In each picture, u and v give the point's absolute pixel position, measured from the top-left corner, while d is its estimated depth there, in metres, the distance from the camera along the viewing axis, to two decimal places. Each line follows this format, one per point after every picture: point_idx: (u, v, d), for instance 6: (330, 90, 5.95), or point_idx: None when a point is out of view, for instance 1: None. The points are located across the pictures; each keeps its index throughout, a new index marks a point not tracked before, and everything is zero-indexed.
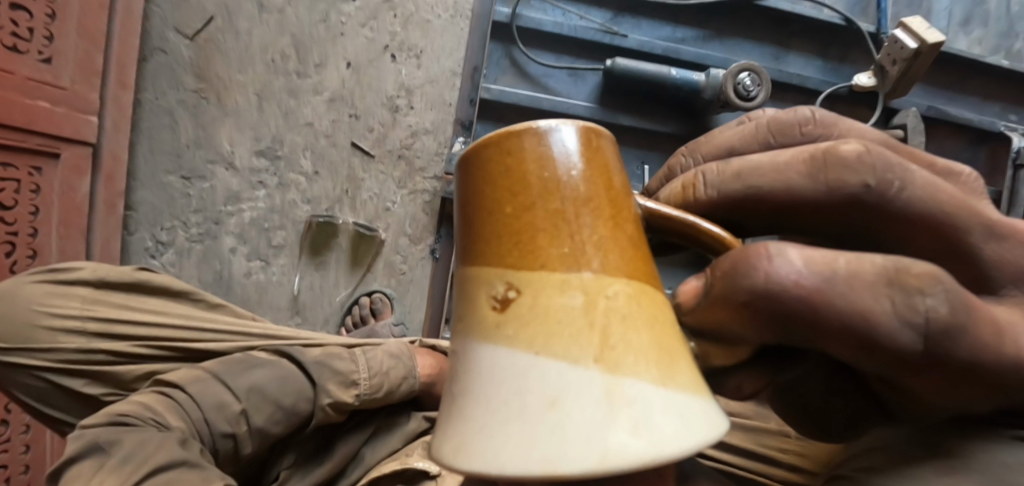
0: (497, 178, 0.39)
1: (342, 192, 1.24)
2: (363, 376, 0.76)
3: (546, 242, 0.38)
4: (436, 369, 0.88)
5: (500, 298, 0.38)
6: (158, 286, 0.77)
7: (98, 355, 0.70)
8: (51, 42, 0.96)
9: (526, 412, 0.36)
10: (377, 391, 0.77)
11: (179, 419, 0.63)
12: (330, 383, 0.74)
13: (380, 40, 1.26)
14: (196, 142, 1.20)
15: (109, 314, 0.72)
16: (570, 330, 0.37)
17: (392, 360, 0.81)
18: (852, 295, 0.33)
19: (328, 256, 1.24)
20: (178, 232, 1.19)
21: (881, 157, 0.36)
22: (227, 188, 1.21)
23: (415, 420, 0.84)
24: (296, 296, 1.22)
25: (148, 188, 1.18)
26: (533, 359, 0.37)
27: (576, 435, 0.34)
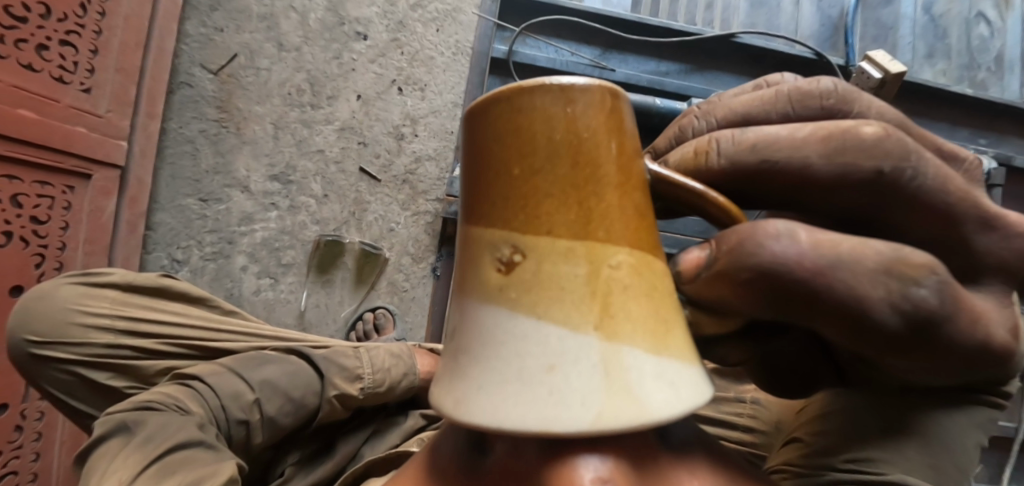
0: (508, 137, 0.40)
1: (349, 214, 1.31)
2: (367, 371, 0.82)
3: (552, 210, 0.40)
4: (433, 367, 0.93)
5: (504, 261, 0.40)
6: (183, 290, 0.82)
7: (126, 351, 0.74)
8: (92, 75, 1.06)
9: (526, 373, 0.38)
10: (381, 385, 0.83)
11: (198, 405, 0.67)
12: (337, 378, 0.79)
13: (388, 75, 1.37)
14: (215, 168, 1.29)
15: (136, 314, 0.76)
16: (573, 295, 0.39)
17: (393, 358, 0.87)
18: (853, 281, 0.35)
19: (335, 274, 1.30)
20: (193, 251, 1.26)
21: (898, 143, 0.37)
22: (241, 210, 1.29)
23: (414, 418, 0.87)
24: (302, 312, 1.28)
25: (167, 210, 1.26)
26: (535, 324, 0.39)
27: (573, 398, 0.36)
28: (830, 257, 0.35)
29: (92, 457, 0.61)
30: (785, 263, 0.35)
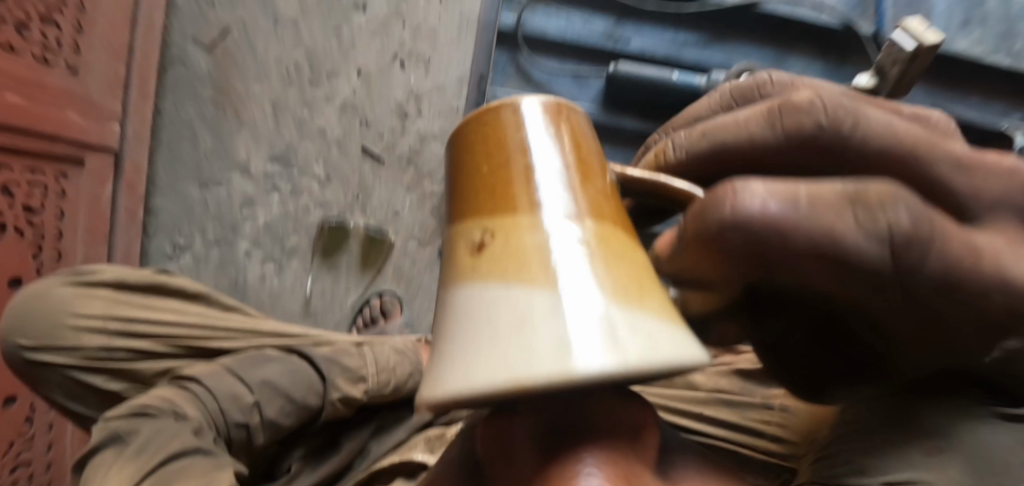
0: (475, 146, 0.34)
1: (353, 197, 1.27)
2: (370, 372, 0.80)
3: (523, 188, 0.32)
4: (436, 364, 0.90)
5: (477, 243, 0.32)
6: (180, 287, 0.79)
7: (121, 353, 0.71)
8: (78, 54, 1.01)
9: (499, 332, 0.29)
10: (385, 386, 0.81)
11: (195, 409, 0.64)
12: (340, 379, 0.77)
13: (390, 49, 1.31)
14: (214, 151, 1.24)
15: (131, 314, 0.73)
16: (550, 257, 0.30)
17: (396, 356, 0.85)
18: (824, 220, 0.26)
19: (340, 259, 1.27)
20: (196, 237, 1.23)
21: (834, 96, 0.29)
22: (242, 194, 1.25)
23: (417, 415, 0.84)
24: (307, 300, 1.25)
25: (167, 195, 1.22)
26: (507, 288, 0.30)
27: (537, 346, 0.27)
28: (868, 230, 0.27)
29: (87, 468, 0.58)
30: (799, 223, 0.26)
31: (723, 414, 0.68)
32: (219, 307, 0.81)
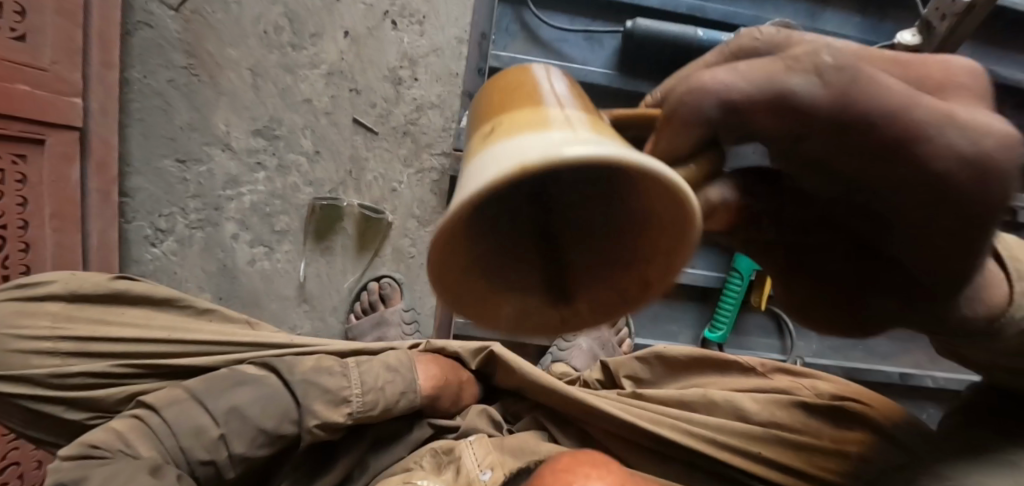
0: (480, 97, 0.36)
1: (345, 173, 1.17)
2: (354, 392, 0.68)
3: (522, 94, 0.32)
4: (440, 378, 0.78)
5: (480, 137, 0.31)
6: (143, 293, 0.72)
7: (77, 378, 0.64)
8: (24, 18, 0.88)
9: (492, 166, 0.26)
10: (373, 408, 0.69)
11: (151, 448, 0.59)
12: (317, 402, 0.66)
13: (379, 5, 1.17)
14: (191, 125, 1.14)
15: (87, 331, 0.67)
16: (541, 117, 0.28)
17: (387, 373, 0.73)
18: (764, 74, 0.29)
19: (334, 241, 1.17)
20: (177, 218, 1.14)
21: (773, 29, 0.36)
22: (225, 171, 1.15)
23: (415, 430, 0.77)
24: (302, 284, 1.17)
25: (144, 174, 1.13)
26: (503, 142, 0.28)
27: (531, 146, 0.24)
28: (832, 107, 0.28)
29: None
30: (754, 88, 0.29)
31: (739, 440, 0.65)
32: (190, 313, 0.75)
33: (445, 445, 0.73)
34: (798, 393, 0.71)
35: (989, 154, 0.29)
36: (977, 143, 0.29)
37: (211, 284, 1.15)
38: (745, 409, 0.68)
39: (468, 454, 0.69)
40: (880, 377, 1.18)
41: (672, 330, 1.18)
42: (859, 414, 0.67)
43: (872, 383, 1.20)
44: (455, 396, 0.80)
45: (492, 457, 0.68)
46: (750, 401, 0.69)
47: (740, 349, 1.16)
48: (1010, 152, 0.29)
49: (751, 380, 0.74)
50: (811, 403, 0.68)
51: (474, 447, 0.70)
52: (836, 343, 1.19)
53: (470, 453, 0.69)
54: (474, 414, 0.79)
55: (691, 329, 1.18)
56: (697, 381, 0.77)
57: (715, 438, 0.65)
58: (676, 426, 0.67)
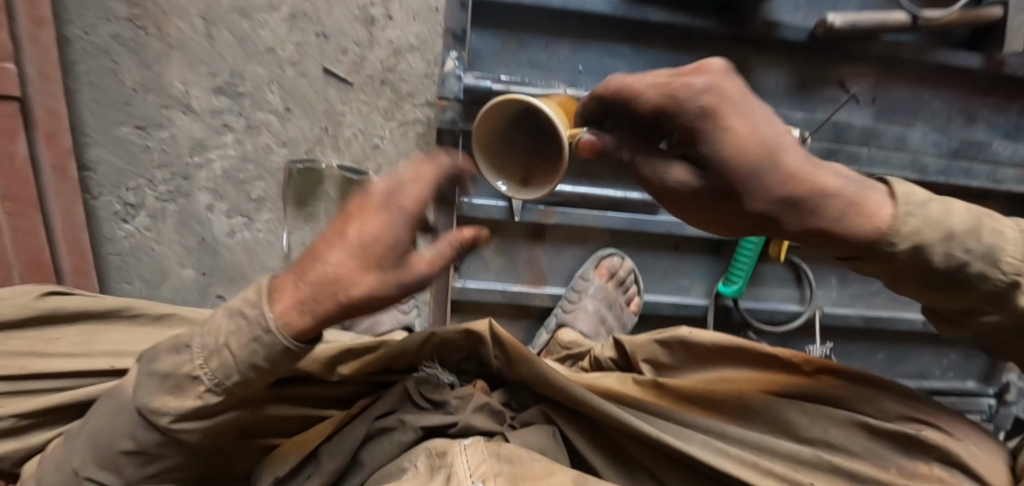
0: None
1: (321, 131, 1.06)
2: (198, 366, 0.50)
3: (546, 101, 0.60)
4: (318, 264, 0.45)
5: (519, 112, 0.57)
6: (77, 307, 0.65)
7: (5, 420, 0.58)
8: None
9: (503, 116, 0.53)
10: (222, 378, 0.50)
11: None
12: (159, 396, 0.51)
13: None
14: (145, 85, 1.02)
15: (13, 367, 0.60)
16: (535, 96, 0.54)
17: (230, 321, 0.49)
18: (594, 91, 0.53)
19: (316, 207, 1.06)
20: (146, 191, 1.05)
21: None
22: (190, 136, 1.05)
23: (407, 431, 0.75)
24: (287, 254, 1.08)
25: (102, 144, 1.03)
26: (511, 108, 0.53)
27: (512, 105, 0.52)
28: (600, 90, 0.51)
29: None
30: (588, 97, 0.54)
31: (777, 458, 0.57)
32: (137, 320, 0.68)
33: (441, 445, 0.71)
34: (855, 405, 0.60)
35: (676, 94, 0.45)
36: (667, 90, 0.46)
37: (191, 259, 1.07)
38: (789, 418, 0.59)
39: (460, 460, 0.67)
40: (905, 325, 1.11)
41: (682, 284, 1.09)
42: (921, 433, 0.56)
43: (896, 330, 1.12)
44: (381, 246, 0.43)
45: (485, 467, 0.66)
46: (789, 408, 0.60)
47: (756, 301, 1.08)
48: (684, 88, 0.45)
49: (792, 382, 0.64)
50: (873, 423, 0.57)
51: (468, 453, 0.68)
52: (858, 292, 1.11)
53: (463, 460, 0.67)
54: (470, 410, 0.75)
55: (705, 284, 1.09)
56: (721, 373, 0.69)
57: (749, 457, 0.56)
58: (707, 442, 0.58)
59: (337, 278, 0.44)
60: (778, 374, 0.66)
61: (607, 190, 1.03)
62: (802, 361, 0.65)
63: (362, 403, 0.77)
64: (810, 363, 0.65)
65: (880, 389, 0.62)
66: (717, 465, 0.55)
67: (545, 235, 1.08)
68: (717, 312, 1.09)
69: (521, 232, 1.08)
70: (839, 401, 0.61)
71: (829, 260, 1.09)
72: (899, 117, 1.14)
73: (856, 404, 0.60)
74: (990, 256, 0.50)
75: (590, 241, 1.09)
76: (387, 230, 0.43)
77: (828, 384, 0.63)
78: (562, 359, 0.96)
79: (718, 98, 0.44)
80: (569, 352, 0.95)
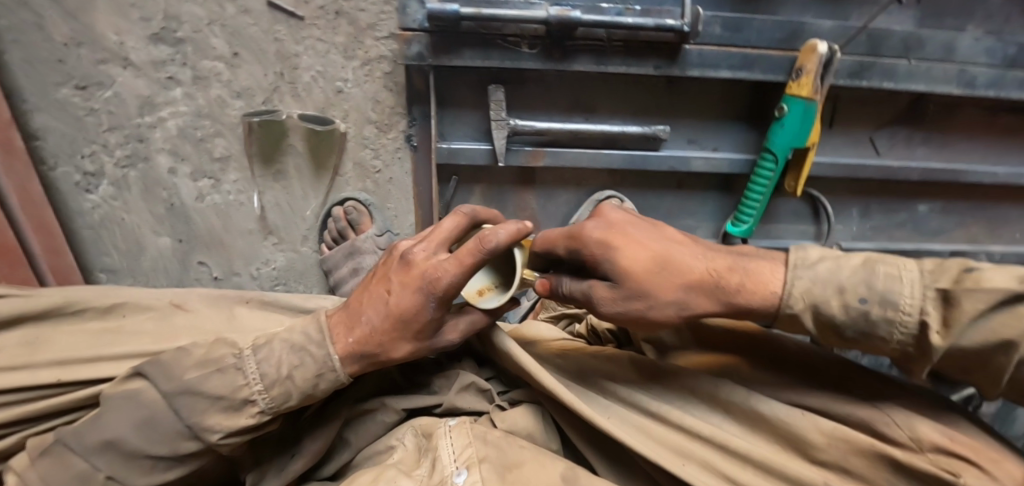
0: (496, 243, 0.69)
1: (277, 78, 0.95)
2: (256, 391, 0.59)
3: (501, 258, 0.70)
4: (363, 321, 0.62)
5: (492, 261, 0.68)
6: (13, 314, 0.63)
7: None
8: None
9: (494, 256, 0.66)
10: (287, 401, 0.61)
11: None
12: (213, 414, 0.58)
13: None
14: (75, 38, 0.90)
15: None
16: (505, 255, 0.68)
17: (293, 356, 0.62)
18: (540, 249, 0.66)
19: (285, 162, 0.99)
20: (103, 158, 0.96)
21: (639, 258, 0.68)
22: (136, 93, 0.94)
23: (389, 411, 0.72)
24: (262, 215, 1.02)
25: (47, 110, 0.92)
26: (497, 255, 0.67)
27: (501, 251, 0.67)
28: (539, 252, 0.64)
29: None
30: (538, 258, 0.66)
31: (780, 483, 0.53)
32: (83, 317, 0.67)
33: (426, 424, 0.71)
34: (886, 429, 0.52)
35: (565, 238, 0.59)
36: (558, 240, 0.60)
37: (164, 226, 1.01)
38: (804, 435, 0.54)
39: (445, 444, 0.65)
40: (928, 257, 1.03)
41: (687, 224, 1.02)
42: (961, 478, 0.47)
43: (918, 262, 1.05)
44: (416, 320, 0.61)
45: (471, 451, 0.63)
46: (806, 420, 0.54)
47: (768, 239, 0.99)
48: (566, 234, 0.59)
49: (814, 390, 0.57)
50: (905, 459, 0.49)
51: (452, 436, 0.66)
52: (881, 224, 1.02)
53: (447, 443, 0.65)
54: (457, 390, 0.72)
55: (712, 222, 1.02)
56: (731, 363, 0.63)
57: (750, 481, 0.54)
58: (707, 463, 0.56)
59: (383, 337, 0.62)
60: (795, 373, 0.60)
61: (601, 126, 0.91)
62: (824, 364, 0.60)
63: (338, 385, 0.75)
64: (831, 366, 0.60)
65: (913, 412, 0.53)
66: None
67: (534, 179, 0.99)
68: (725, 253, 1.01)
69: (509, 177, 0.99)
70: (864, 422, 0.53)
71: (848, 192, 0.99)
72: (952, 18, 0.94)
73: (886, 427, 0.52)
74: (886, 300, 0.50)
75: (585, 183, 0.99)
76: (419, 309, 0.61)
77: (853, 394, 0.56)
78: (557, 318, 0.90)
79: (591, 236, 0.57)
80: (566, 312, 0.89)
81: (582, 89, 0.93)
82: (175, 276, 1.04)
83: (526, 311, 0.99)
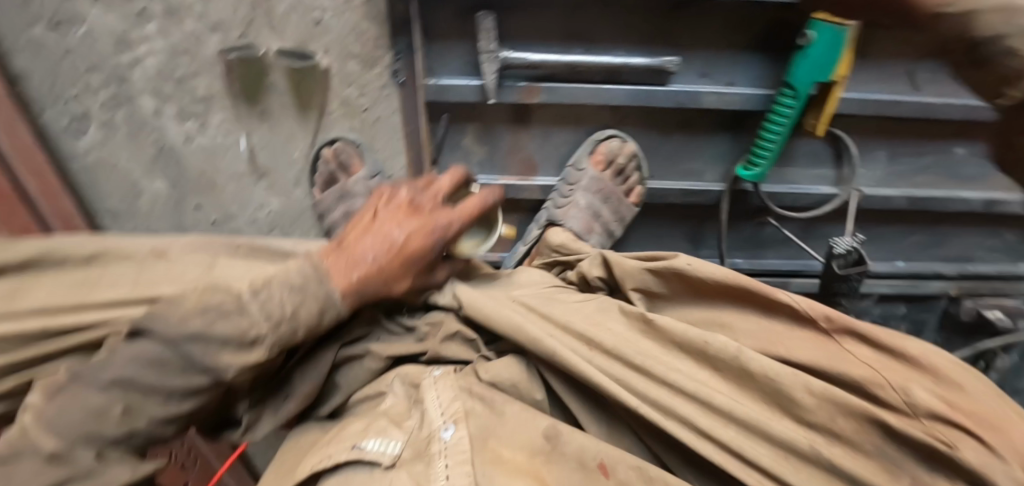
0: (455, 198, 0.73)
1: (251, 8, 0.87)
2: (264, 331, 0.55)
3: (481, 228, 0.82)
4: (365, 254, 0.60)
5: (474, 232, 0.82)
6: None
7: None
8: None
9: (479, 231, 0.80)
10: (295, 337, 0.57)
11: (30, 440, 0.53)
12: (223, 356, 0.54)
13: None
14: None
15: None
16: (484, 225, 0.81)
17: (293, 295, 0.57)
18: None
19: (269, 101, 0.94)
20: (87, 100, 0.93)
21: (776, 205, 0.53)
22: (108, 29, 0.88)
23: (374, 358, 0.67)
24: (251, 157, 0.99)
25: (25, 52, 0.88)
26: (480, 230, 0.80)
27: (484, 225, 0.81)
28: None
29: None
30: None
31: (763, 442, 0.45)
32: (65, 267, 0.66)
33: (415, 373, 0.65)
34: (877, 392, 0.42)
35: None
36: None
37: (156, 168, 1.00)
38: (789, 393, 0.45)
39: (431, 398, 0.59)
40: (958, 206, 0.94)
41: (694, 168, 0.94)
42: (955, 452, 0.39)
43: (946, 211, 0.97)
44: (421, 260, 0.63)
45: (458, 406, 0.57)
46: (794, 377, 0.44)
47: (783, 184, 0.93)
48: None
49: (810, 345, 0.47)
50: (897, 425, 0.40)
51: (439, 389, 0.60)
52: (909, 169, 0.93)
53: (434, 397, 0.59)
54: (441, 339, 0.67)
55: (721, 165, 0.94)
56: (722, 315, 0.55)
57: (732, 441, 0.45)
58: (685, 418, 0.47)
59: (388, 273, 0.61)
60: (784, 327, 0.50)
61: (602, 58, 0.81)
62: (821, 317, 0.47)
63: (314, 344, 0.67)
64: (833, 321, 0.47)
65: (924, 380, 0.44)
66: (696, 450, 0.46)
67: (529, 117, 0.92)
68: (734, 197, 0.95)
69: (502, 115, 0.92)
70: (857, 382, 0.43)
71: (877, 131, 0.89)
72: None
73: (878, 389, 0.42)
74: None
75: (585, 122, 0.93)
76: (427, 248, 0.63)
77: (846, 354, 0.46)
78: (551, 265, 0.85)
79: None
80: (558, 260, 0.83)
81: (580, 16, 0.82)
82: (173, 221, 1.05)
83: (523, 256, 0.97)
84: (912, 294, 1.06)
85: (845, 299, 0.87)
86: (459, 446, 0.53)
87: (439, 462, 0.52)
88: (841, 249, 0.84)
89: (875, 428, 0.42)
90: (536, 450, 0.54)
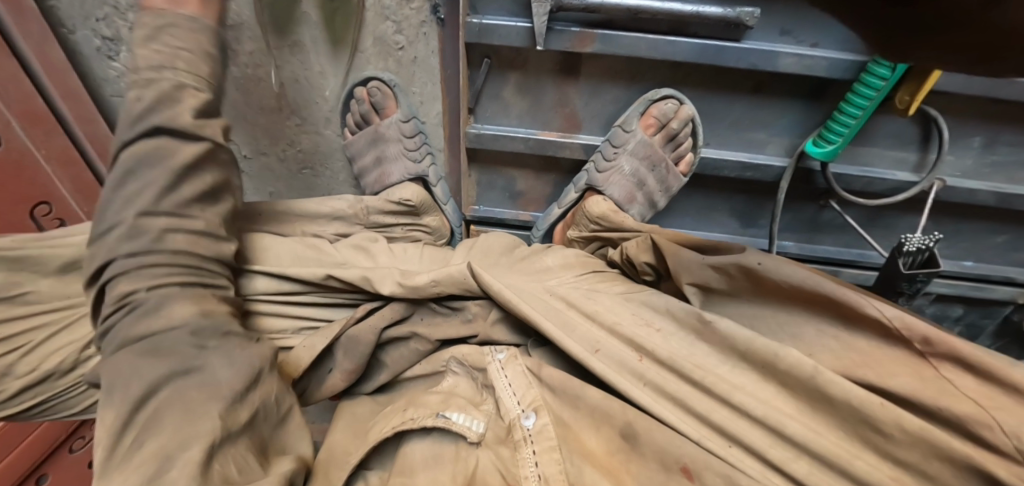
0: None
1: None
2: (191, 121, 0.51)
3: None
4: None
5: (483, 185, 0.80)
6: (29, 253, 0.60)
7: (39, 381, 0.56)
8: None
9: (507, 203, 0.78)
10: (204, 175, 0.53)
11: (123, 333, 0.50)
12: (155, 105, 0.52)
13: None
14: None
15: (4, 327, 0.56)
16: None
17: None
18: None
19: (301, 33, 0.88)
20: (117, 21, 0.89)
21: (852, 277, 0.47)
22: None
23: (422, 340, 0.66)
24: (281, 91, 0.93)
25: None
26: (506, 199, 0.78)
27: None
28: None
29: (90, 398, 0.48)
30: None
31: (841, 479, 0.43)
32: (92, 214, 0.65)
33: (474, 356, 0.63)
34: (982, 433, 0.37)
35: None
36: None
37: None
38: (877, 423, 0.41)
39: (502, 385, 0.58)
40: None
41: (756, 139, 0.85)
42: None
43: None
44: None
45: (535, 394, 0.56)
46: (885, 409, 0.41)
47: (854, 166, 0.83)
48: None
49: (896, 368, 0.42)
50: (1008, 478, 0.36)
51: (508, 375, 0.59)
52: (1008, 161, 0.81)
53: (505, 383, 0.58)
54: (492, 322, 0.64)
55: (788, 138, 0.84)
56: (788, 322, 0.50)
57: (806, 476, 0.44)
58: (752, 448, 0.46)
59: None
60: (869, 344, 0.45)
61: (669, 3, 0.71)
62: (917, 338, 0.42)
63: (368, 308, 0.65)
64: (931, 344, 0.41)
65: None
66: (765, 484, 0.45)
67: (578, 68, 0.83)
68: (797, 176, 0.86)
69: (549, 64, 0.83)
70: (958, 418, 0.39)
71: (978, 114, 0.77)
72: None
73: (984, 430, 0.37)
74: None
75: (640, 78, 0.83)
76: None
77: (945, 382, 0.40)
78: (590, 240, 0.81)
79: None
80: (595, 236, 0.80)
81: None
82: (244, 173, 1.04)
83: (556, 219, 0.92)
84: (975, 296, 0.97)
85: (904, 297, 0.79)
86: (545, 433, 0.53)
87: (526, 449, 0.52)
88: (912, 246, 0.74)
89: (975, 476, 0.38)
90: (615, 448, 0.51)
